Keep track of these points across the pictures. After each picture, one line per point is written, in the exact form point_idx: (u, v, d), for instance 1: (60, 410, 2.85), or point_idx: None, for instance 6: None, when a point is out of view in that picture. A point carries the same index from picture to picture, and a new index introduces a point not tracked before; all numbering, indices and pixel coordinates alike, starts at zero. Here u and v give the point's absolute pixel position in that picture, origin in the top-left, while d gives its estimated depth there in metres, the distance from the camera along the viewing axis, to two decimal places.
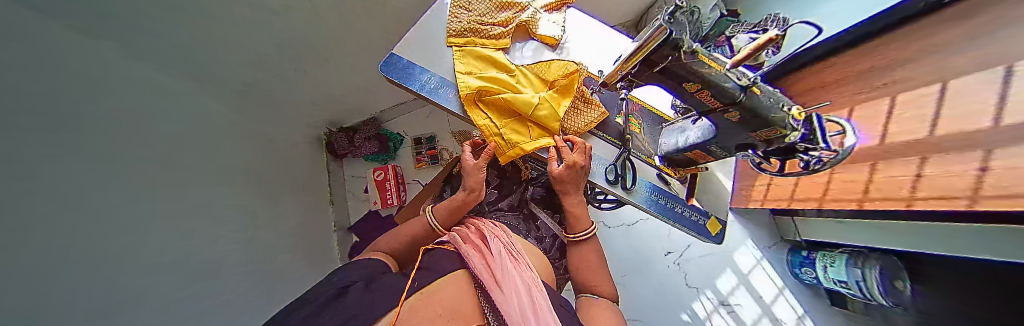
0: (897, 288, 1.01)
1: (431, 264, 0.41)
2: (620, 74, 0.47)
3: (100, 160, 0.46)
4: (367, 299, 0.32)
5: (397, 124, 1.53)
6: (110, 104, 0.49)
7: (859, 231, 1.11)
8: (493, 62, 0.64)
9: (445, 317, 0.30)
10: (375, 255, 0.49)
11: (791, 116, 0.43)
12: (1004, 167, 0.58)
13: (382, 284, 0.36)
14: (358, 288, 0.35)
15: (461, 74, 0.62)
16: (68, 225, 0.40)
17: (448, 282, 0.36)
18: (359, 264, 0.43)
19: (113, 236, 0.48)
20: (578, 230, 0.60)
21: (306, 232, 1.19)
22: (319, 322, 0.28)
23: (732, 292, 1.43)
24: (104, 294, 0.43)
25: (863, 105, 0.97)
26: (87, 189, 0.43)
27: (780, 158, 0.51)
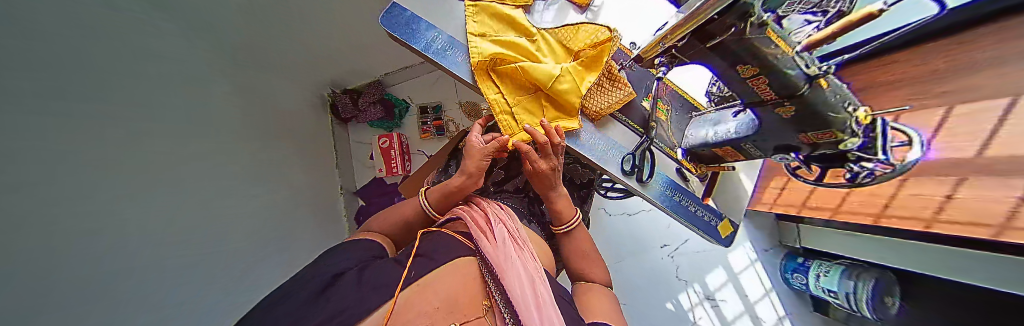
0: (886, 303, 1.02)
1: (430, 249, 0.39)
2: (661, 47, 0.40)
3: (132, 107, 0.45)
4: (357, 290, 0.30)
5: (402, 90, 1.44)
6: (117, 57, 0.44)
7: (863, 246, 1.07)
8: (511, 23, 0.56)
9: (441, 312, 0.30)
10: (370, 236, 0.48)
11: (854, 119, 0.36)
12: None
13: (375, 271, 0.34)
14: (349, 277, 0.33)
15: (474, 36, 0.54)
16: (87, 197, 0.37)
17: (446, 270, 0.35)
18: (353, 246, 0.42)
19: (157, 189, 0.48)
20: (562, 223, 0.54)
21: (325, 194, 1.22)
22: (312, 313, 0.27)
23: (721, 287, 1.45)
24: (151, 244, 0.45)
25: (914, 115, 0.87)
26: (120, 139, 0.42)
27: (824, 166, 0.46)
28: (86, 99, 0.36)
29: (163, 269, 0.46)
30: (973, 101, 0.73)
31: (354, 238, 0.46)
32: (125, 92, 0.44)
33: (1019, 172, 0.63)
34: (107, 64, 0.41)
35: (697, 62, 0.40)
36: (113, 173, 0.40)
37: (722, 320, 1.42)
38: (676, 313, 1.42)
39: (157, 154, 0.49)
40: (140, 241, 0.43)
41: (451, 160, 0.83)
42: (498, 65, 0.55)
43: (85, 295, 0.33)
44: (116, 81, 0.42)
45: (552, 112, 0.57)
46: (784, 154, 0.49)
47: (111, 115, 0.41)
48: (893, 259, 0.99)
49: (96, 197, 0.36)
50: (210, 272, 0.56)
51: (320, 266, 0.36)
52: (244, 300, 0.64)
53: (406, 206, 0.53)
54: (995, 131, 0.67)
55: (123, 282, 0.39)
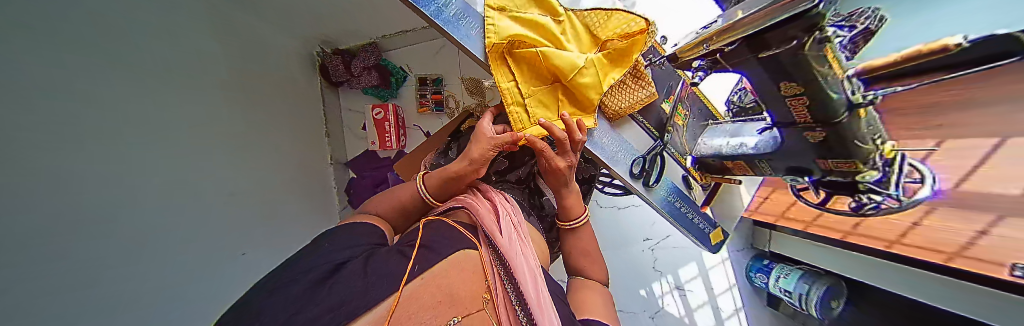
0: (831, 306, 1.12)
1: (434, 239, 0.37)
2: (705, 48, 0.37)
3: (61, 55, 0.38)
4: (363, 279, 0.28)
5: (400, 57, 1.34)
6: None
7: (826, 257, 1.12)
8: None
9: (445, 305, 0.27)
10: (368, 218, 0.45)
11: (878, 151, 0.36)
12: (1008, 239, 0.61)
13: (378, 261, 0.32)
14: (353, 266, 0.30)
15: (493, 10, 0.48)
16: (46, 170, 0.33)
17: (455, 262, 0.33)
18: (352, 229, 0.40)
19: (103, 149, 0.42)
20: (571, 219, 0.53)
21: (308, 161, 1.15)
22: (314, 303, 0.24)
23: (692, 280, 1.56)
24: (100, 219, 0.41)
25: (906, 141, 0.89)
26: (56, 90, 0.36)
27: (832, 193, 0.46)
28: (7, 47, 0.30)
29: (111, 246, 0.42)
30: (962, 137, 0.75)
31: (350, 221, 0.43)
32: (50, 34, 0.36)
33: (983, 207, 0.67)
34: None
35: (738, 70, 0.38)
36: (58, 133, 0.35)
37: (687, 308, 1.54)
38: (647, 299, 1.52)
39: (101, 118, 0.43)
40: (82, 215, 0.38)
41: (451, 143, 0.79)
42: (516, 48, 0.50)
43: (27, 272, 0.30)
44: (36, 17, 0.34)
45: (568, 107, 0.54)
46: (797, 176, 0.49)
47: (35, 64, 0.34)
48: (851, 270, 1.04)
49: (30, 167, 0.32)
50: (170, 246, 0.52)
51: (318, 253, 0.33)
52: (213, 278, 0.61)
53: (407, 191, 0.50)
54: (974, 168, 0.70)
55: (62, 262, 0.35)
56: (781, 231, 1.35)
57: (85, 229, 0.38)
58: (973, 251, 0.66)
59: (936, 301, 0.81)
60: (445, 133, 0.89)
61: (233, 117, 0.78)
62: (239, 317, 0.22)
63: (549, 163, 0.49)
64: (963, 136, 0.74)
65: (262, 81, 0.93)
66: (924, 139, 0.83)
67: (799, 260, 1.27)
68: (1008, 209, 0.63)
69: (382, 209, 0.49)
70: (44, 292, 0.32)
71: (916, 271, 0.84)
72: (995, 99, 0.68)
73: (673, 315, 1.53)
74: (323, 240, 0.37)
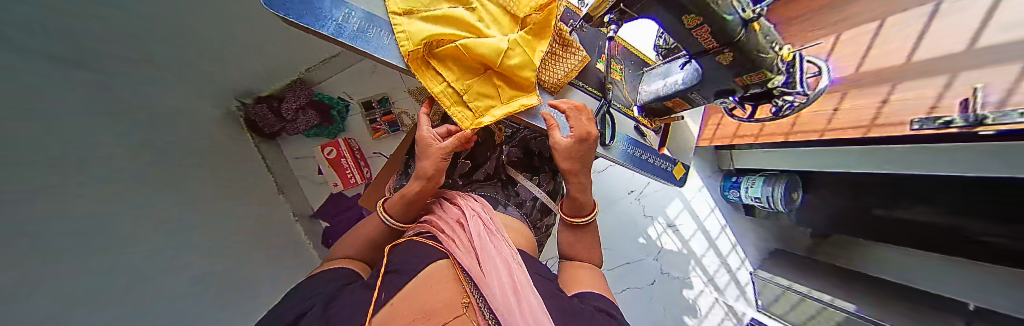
0: (794, 198, 1.27)
1: (400, 262, 0.35)
2: (609, 2, 0.37)
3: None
4: (325, 321, 0.25)
5: (335, 86, 1.25)
6: None
7: (776, 157, 1.27)
8: None
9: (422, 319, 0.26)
10: (335, 263, 0.42)
11: (778, 57, 0.40)
12: (908, 100, 0.70)
13: (344, 299, 0.30)
14: (315, 311, 0.28)
15: (400, 16, 0.45)
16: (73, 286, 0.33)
17: (426, 277, 0.32)
18: (313, 280, 0.36)
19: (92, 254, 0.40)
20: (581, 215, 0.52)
21: (276, 221, 1.07)
22: None
23: (679, 215, 1.69)
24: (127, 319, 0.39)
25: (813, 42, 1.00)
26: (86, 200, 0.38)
27: (756, 106, 0.51)
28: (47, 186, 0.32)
29: None
30: (852, 28, 0.86)
31: (324, 268, 0.40)
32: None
33: (879, 82, 0.78)
34: None
35: (646, 16, 0.39)
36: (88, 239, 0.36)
37: (682, 241, 1.67)
38: (647, 244, 1.63)
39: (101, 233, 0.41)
40: (107, 313, 0.36)
41: (409, 160, 0.75)
42: (436, 48, 0.47)
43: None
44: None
45: (509, 91, 0.53)
46: (724, 98, 0.53)
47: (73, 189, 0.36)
48: (798, 164, 1.18)
49: (63, 290, 0.31)
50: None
51: (275, 312, 0.30)
52: None
53: (371, 224, 0.47)
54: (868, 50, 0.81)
55: None
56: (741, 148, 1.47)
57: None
58: (883, 119, 0.76)
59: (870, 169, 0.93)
60: (401, 151, 0.85)
61: None
62: None
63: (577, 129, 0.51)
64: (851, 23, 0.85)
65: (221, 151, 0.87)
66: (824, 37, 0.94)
67: (760, 169, 1.41)
68: (901, 77, 0.73)
69: (349, 247, 0.46)
70: None
71: (840, 150, 0.99)
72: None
73: (672, 251, 1.66)
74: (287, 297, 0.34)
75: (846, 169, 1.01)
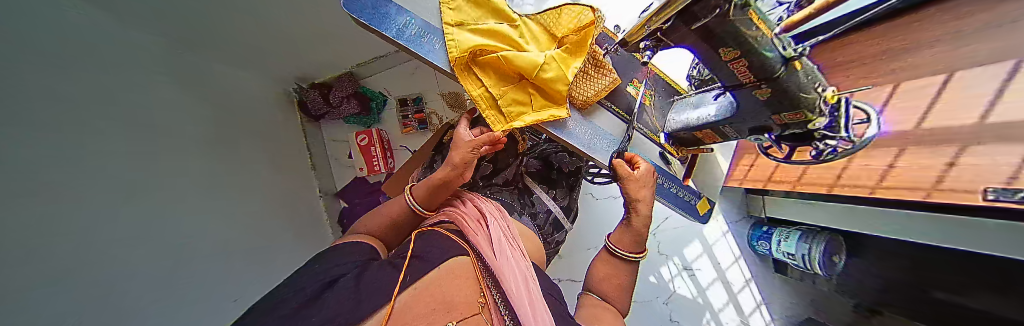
0: (834, 261, 1.15)
1: (426, 248, 0.36)
2: (646, 30, 0.39)
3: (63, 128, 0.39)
4: (354, 292, 0.27)
5: (377, 82, 1.36)
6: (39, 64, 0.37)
7: (816, 210, 1.16)
8: (491, 7, 0.51)
9: (442, 312, 0.27)
10: (359, 237, 0.45)
11: (823, 98, 0.38)
12: (980, 165, 0.63)
13: (372, 274, 0.31)
14: (345, 280, 0.30)
15: (451, 26, 0.50)
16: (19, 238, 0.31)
17: (448, 270, 0.32)
18: (339, 250, 0.39)
19: (95, 206, 0.42)
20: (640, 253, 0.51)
21: (301, 196, 1.15)
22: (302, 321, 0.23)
23: (698, 258, 1.57)
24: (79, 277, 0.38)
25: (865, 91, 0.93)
26: (60, 154, 0.38)
27: (793, 146, 0.49)
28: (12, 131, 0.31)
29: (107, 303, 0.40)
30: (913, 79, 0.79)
31: (344, 241, 0.43)
32: (52, 100, 0.38)
33: (945, 140, 0.71)
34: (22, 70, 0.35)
35: (682, 45, 0.40)
36: (60, 195, 0.36)
37: (698, 287, 1.54)
38: (658, 284, 1.52)
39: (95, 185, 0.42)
40: (70, 265, 0.35)
41: (435, 155, 0.80)
42: (479, 57, 0.52)
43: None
44: (44, 92, 0.37)
45: (540, 101, 0.56)
46: (759, 135, 0.52)
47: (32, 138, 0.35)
48: (843, 221, 1.07)
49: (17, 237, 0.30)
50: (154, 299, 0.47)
51: (307, 275, 0.32)
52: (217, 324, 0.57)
53: (397, 204, 0.50)
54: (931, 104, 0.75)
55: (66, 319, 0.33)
56: (774, 195, 1.37)
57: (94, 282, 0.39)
58: (947, 182, 0.69)
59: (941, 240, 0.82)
60: (428, 148, 0.90)
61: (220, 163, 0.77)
62: None
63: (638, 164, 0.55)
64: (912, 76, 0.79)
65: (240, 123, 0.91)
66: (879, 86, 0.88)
67: (795, 221, 1.29)
68: (969, 138, 0.66)
69: (372, 227, 0.48)
70: None
71: (903, 213, 0.88)
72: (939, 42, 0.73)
73: (687, 297, 1.52)
74: (315, 262, 0.36)
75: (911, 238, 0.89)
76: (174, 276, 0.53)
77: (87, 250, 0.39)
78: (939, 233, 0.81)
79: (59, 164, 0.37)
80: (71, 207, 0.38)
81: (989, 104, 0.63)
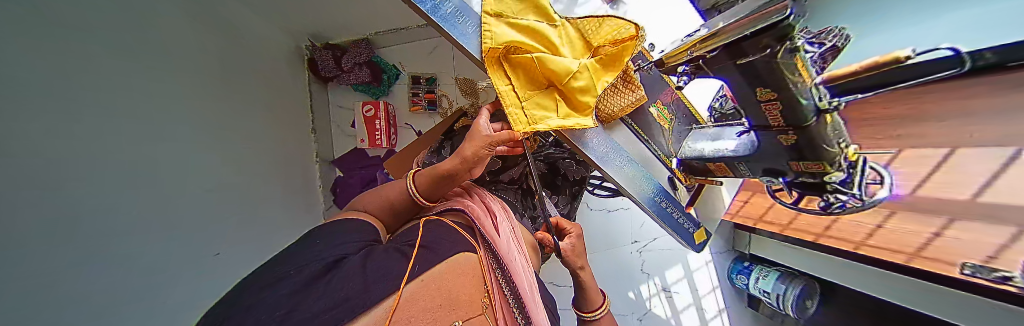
0: (806, 305, 1.19)
1: (435, 238, 0.35)
2: (688, 56, 0.39)
3: (64, 47, 0.37)
4: (360, 276, 0.26)
5: (393, 55, 1.33)
6: None
7: (797, 255, 1.20)
8: (533, 4, 0.50)
9: (445, 308, 0.27)
10: (360, 215, 0.44)
11: (844, 154, 0.39)
12: (964, 240, 0.65)
13: (378, 258, 0.30)
14: (352, 261, 0.29)
15: (490, 16, 0.49)
16: (39, 165, 0.31)
17: (455, 264, 0.32)
18: (341, 225, 0.38)
19: (92, 134, 0.40)
20: (594, 308, 0.54)
21: (297, 159, 1.13)
22: (306, 304, 0.22)
23: (677, 282, 1.60)
24: (84, 213, 0.37)
25: (871, 149, 0.95)
26: (58, 72, 0.35)
27: (804, 194, 0.50)
28: (12, 47, 0.29)
29: (99, 244, 0.39)
30: (914, 146, 0.82)
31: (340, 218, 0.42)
32: (55, 14, 0.36)
33: (936, 211, 0.73)
34: None
35: (719, 76, 0.40)
36: (57, 117, 0.34)
37: (673, 309, 1.57)
38: (635, 300, 1.55)
39: (100, 119, 0.41)
40: (67, 201, 0.35)
41: (444, 141, 0.79)
42: (512, 53, 0.51)
43: (27, 248, 0.29)
44: (48, 8, 0.35)
45: (564, 108, 0.55)
46: (772, 177, 0.52)
47: (44, 59, 0.33)
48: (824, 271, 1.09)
49: (24, 165, 0.29)
50: (147, 244, 0.47)
51: (312, 249, 0.32)
52: (200, 278, 0.57)
53: (399, 190, 0.48)
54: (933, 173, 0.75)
55: (51, 255, 0.32)
56: (761, 234, 1.40)
57: (80, 214, 0.37)
58: (929, 251, 0.71)
59: (907, 303, 0.85)
60: (437, 133, 0.90)
61: (223, 113, 0.75)
62: (231, 316, 0.20)
63: (568, 229, 0.59)
64: (916, 144, 0.81)
65: (248, 75, 0.89)
66: (886, 147, 0.89)
67: (776, 262, 1.33)
68: (958, 213, 0.69)
69: (374, 206, 0.48)
70: (41, 289, 0.30)
71: (880, 272, 0.90)
72: (947, 114, 0.75)
73: (660, 317, 1.56)
74: (316, 237, 0.35)
75: (882, 296, 0.92)
76: (163, 220, 0.51)
77: (81, 177, 0.37)
78: (908, 297, 0.85)
79: (57, 84, 0.35)
80: (70, 134, 0.36)
81: (982, 184, 0.65)
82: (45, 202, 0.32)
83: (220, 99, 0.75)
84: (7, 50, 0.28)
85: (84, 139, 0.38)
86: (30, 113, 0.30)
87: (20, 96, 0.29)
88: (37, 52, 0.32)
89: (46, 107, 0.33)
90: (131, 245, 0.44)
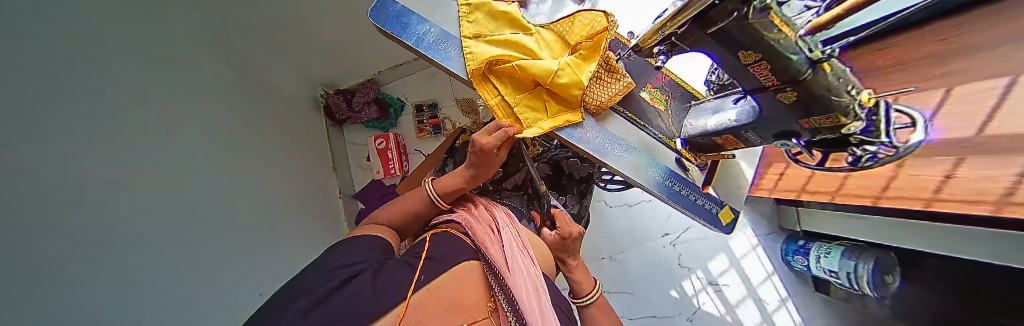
0: (888, 282, 1.00)
1: (441, 250, 0.36)
2: (661, 35, 0.39)
3: (113, 115, 0.45)
4: (371, 286, 0.28)
5: (397, 89, 1.44)
6: (90, 65, 0.43)
7: (856, 225, 1.06)
8: (508, 20, 0.54)
9: (451, 313, 0.28)
10: (374, 229, 0.46)
11: (858, 102, 0.36)
12: None
13: (387, 271, 0.32)
14: (365, 275, 0.31)
15: (469, 39, 0.53)
16: (87, 213, 0.36)
17: (458, 275, 0.33)
18: (365, 238, 0.41)
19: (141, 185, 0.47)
20: (584, 293, 0.50)
21: (324, 196, 1.23)
22: (323, 312, 0.24)
23: (724, 272, 1.46)
24: (135, 254, 0.42)
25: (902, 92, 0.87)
26: (105, 136, 0.42)
27: (826, 152, 0.46)
28: (58, 108, 0.35)
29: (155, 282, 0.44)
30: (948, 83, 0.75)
31: (358, 232, 0.44)
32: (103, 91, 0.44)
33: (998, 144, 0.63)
34: (76, 67, 0.40)
35: (699, 49, 0.39)
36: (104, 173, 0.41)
37: (726, 305, 1.42)
38: (680, 300, 1.43)
39: (147, 171, 0.49)
40: (117, 242, 0.40)
41: (448, 159, 0.83)
42: (495, 67, 0.54)
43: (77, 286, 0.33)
44: (96, 89, 0.43)
45: (554, 106, 0.57)
46: (785, 140, 0.49)
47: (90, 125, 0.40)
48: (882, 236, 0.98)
49: (72, 211, 0.34)
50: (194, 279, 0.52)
51: (329, 263, 0.34)
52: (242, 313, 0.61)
53: (408, 201, 0.50)
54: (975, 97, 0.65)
55: (105, 290, 0.36)
56: (809, 206, 1.25)
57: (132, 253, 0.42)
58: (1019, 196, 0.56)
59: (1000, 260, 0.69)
60: (440, 152, 0.94)
61: (255, 165, 0.85)
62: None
63: (560, 229, 0.51)
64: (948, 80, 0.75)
65: (273, 126, 1.00)
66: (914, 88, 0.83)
67: (836, 236, 1.17)
68: None
69: (390, 217, 0.49)
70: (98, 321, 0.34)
71: (938, 226, 0.80)
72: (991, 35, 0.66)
73: (713, 315, 1.42)
74: (333, 252, 0.37)
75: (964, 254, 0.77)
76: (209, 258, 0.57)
77: (115, 205, 0.41)
78: (976, 250, 0.73)
79: (103, 147, 0.42)
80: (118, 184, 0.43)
81: None
82: (107, 237, 0.39)
83: (252, 150, 0.85)
84: (51, 113, 0.34)
85: (122, 177, 0.44)
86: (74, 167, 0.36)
87: (63, 151, 0.34)
88: (85, 118, 0.40)
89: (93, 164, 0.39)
90: (188, 270, 0.51)
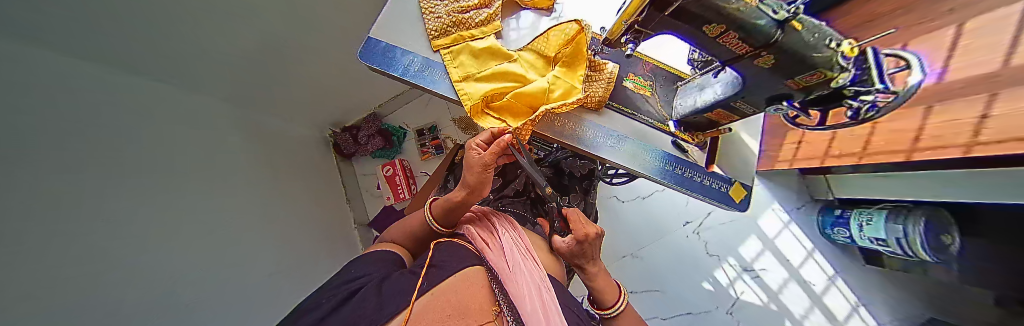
0: (946, 244, 0.86)
1: (444, 258, 0.36)
2: (625, 24, 0.40)
3: (128, 176, 0.52)
4: (375, 298, 0.29)
5: (398, 118, 1.51)
6: (111, 135, 0.51)
7: (888, 184, 0.98)
8: (488, 53, 0.57)
9: (454, 317, 0.27)
10: (388, 246, 0.48)
11: (841, 53, 0.34)
12: None
13: (392, 283, 0.32)
14: (370, 286, 0.31)
15: (459, 81, 0.56)
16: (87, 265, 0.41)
17: (463, 278, 0.33)
18: (373, 254, 0.42)
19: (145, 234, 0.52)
20: (610, 304, 0.46)
21: (335, 229, 1.28)
22: None
23: (758, 257, 1.36)
24: (134, 300, 0.46)
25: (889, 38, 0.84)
26: (118, 195, 0.49)
27: (825, 110, 0.45)
28: (76, 172, 0.42)
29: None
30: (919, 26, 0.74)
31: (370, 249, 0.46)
32: (122, 156, 0.52)
33: None
34: (97, 140, 0.48)
35: (666, 32, 0.40)
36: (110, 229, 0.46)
37: (768, 293, 1.31)
38: (715, 292, 1.34)
39: (152, 221, 0.54)
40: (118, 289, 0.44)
41: (449, 176, 0.86)
42: (492, 101, 0.57)
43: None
44: (115, 154, 0.50)
45: (556, 119, 0.59)
46: (778, 104, 0.48)
47: (107, 186, 0.47)
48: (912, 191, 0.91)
49: (74, 263, 0.39)
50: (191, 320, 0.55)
51: (337, 281, 0.35)
52: None
53: (413, 219, 0.52)
54: (958, 33, 0.62)
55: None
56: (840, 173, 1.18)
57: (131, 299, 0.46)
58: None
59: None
60: (441, 170, 0.97)
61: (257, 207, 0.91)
62: None
63: (575, 231, 0.44)
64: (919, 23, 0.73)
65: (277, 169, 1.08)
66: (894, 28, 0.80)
67: (875, 199, 1.07)
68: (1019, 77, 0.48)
69: (400, 235, 0.52)
70: None
71: (963, 172, 0.75)
72: None
73: (754, 304, 1.31)
74: (346, 268, 0.39)
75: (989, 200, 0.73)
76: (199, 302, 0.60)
77: (115, 255, 0.45)
78: (1000, 191, 0.69)
79: (115, 204, 0.48)
80: (123, 236, 0.48)
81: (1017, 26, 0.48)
82: (109, 286, 0.43)
83: (256, 194, 0.92)
84: (67, 179, 0.40)
85: (129, 228, 0.49)
86: (81, 224, 0.41)
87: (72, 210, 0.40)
88: (103, 180, 0.47)
89: (103, 219, 0.45)
90: (184, 312, 0.55)
